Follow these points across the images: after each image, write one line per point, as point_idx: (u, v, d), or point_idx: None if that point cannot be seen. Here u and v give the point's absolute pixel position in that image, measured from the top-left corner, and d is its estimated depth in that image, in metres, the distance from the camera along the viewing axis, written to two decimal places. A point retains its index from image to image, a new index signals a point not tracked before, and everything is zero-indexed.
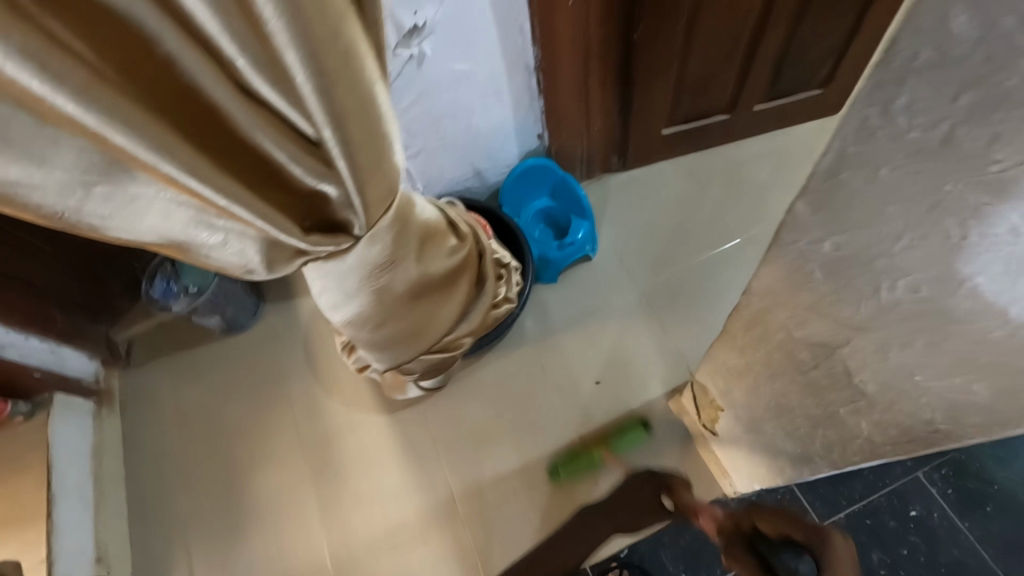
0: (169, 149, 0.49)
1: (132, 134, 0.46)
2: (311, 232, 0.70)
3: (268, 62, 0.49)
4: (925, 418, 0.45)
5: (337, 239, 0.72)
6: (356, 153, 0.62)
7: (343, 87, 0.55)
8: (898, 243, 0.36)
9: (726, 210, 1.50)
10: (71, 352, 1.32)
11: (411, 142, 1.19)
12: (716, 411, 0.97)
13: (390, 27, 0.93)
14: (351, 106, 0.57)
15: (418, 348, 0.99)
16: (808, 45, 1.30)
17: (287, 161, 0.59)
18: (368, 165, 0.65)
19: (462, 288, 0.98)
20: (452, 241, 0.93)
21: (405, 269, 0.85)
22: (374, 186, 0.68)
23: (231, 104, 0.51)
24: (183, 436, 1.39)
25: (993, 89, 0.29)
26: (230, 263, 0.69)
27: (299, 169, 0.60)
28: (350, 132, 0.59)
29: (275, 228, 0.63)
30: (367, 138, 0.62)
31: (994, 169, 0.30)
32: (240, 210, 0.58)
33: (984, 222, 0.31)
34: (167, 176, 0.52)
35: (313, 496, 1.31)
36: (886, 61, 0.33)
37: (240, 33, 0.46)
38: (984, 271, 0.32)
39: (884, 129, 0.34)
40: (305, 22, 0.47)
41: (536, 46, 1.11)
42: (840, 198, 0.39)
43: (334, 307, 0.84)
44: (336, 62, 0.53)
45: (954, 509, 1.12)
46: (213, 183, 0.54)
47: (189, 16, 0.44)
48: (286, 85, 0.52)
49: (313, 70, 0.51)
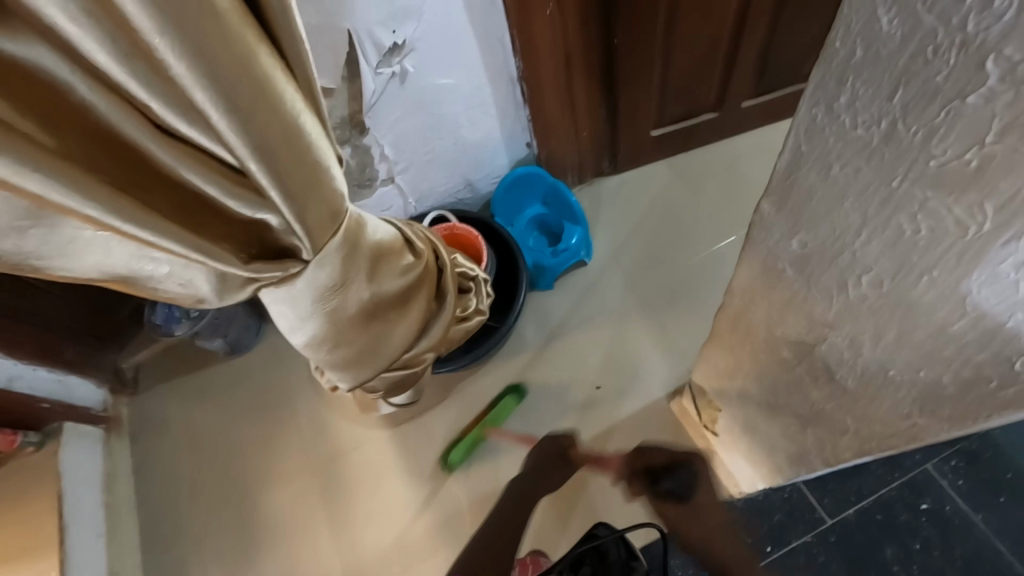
0: (89, 190, 0.49)
1: (48, 176, 0.46)
2: (254, 263, 0.67)
3: (179, 100, 0.49)
4: (905, 413, 0.50)
5: (286, 265, 0.69)
6: (289, 182, 0.59)
7: (266, 117, 0.53)
8: (857, 237, 0.42)
9: (719, 209, 1.49)
10: (78, 381, 1.34)
11: (400, 157, 1.21)
12: (715, 412, 0.97)
13: (369, 46, 0.95)
14: (275, 137, 0.55)
15: (377, 366, 0.92)
16: (791, 40, 1.31)
17: (218, 195, 0.57)
18: (309, 194, 0.63)
19: (420, 303, 0.89)
20: (410, 256, 0.85)
21: (358, 292, 0.79)
22: (315, 211, 0.65)
23: (147, 141, 0.51)
24: (191, 459, 1.40)
25: (924, 85, 0.31)
26: (178, 293, 0.69)
27: (232, 202, 0.58)
28: (278, 161, 0.57)
29: (212, 259, 0.61)
30: (301, 167, 0.60)
31: (933, 164, 0.33)
32: (170, 245, 0.57)
33: (930, 214, 0.35)
34: (89, 219, 0.51)
35: (318, 515, 1.32)
36: (828, 57, 0.36)
37: (143, 73, 0.46)
38: (981, 289, 0.36)
39: (829, 125, 0.39)
40: (208, 59, 0.46)
41: (517, 58, 1.13)
42: (798, 195, 0.45)
43: (290, 330, 0.80)
44: (252, 95, 0.51)
45: (967, 500, 1.10)
46: (138, 220, 0.53)
47: (91, 61, 0.45)
48: (200, 120, 0.51)
49: (226, 106, 0.50)
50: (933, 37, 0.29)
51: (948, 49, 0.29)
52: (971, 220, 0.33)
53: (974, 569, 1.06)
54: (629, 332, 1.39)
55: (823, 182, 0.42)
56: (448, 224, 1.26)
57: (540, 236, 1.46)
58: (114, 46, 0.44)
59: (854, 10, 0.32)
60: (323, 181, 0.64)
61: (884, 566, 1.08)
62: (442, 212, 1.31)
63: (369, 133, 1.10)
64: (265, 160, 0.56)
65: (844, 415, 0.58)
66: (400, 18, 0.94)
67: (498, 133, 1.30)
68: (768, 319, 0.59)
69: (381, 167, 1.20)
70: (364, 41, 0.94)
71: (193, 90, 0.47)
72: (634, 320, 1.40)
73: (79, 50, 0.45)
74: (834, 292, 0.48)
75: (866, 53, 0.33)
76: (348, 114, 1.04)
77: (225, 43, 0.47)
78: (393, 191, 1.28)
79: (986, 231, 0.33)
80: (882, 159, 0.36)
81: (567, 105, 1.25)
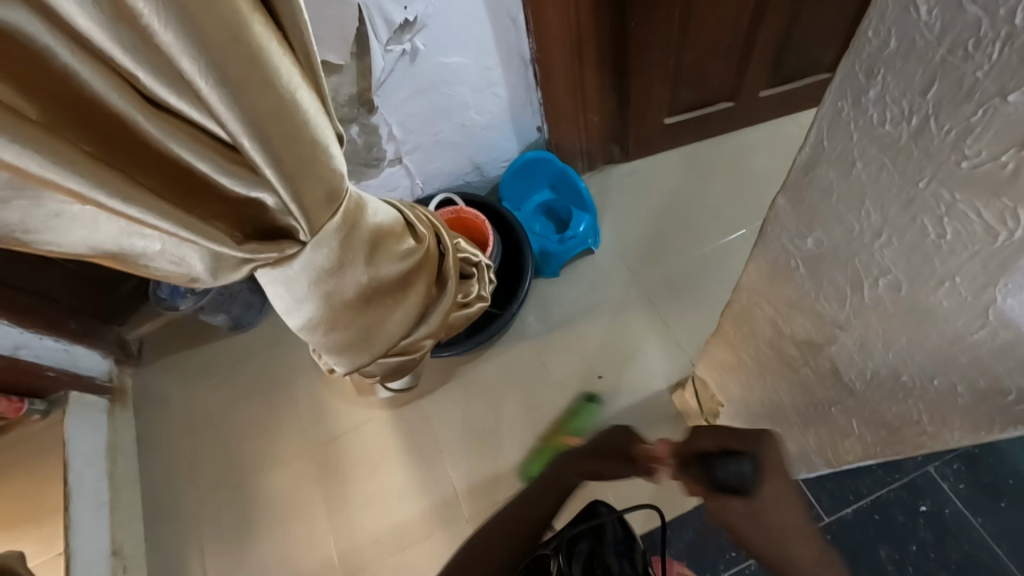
0: (73, 162, 0.48)
1: (30, 147, 0.45)
2: (247, 243, 0.66)
3: (169, 73, 0.48)
4: (913, 421, 0.49)
5: (280, 245, 0.68)
6: (283, 159, 0.58)
7: (258, 89, 0.52)
8: (877, 238, 0.41)
9: (730, 199, 1.47)
10: (84, 351, 1.34)
11: (407, 137, 1.19)
12: (718, 407, 0.97)
13: (379, 22, 0.93)
14: (268, 111, 0.54)
15: (375, 352, 0.91)
16: (813, 28, 1.27)
17: (211, 172, 0.56)
18: (304, 172, 0.62)
19: (420, 287, 0.88)
20: (411, 241, 0.84)
21: (355, 276, 0.78)
22: (311, 188, 0.64)
23: (136, 114, 0.50)
24: (193, 432, 1.42)
25: (961, 81, 0.31)
26: (170, 271, 0.68)
27: (225, 178, 0.57)
28: (272, 138, 0.56)
29: (203, 238, 0.60)
30: (295, 143, 0.58)
31: (965, 165, 0.33)
32: (159, 221, 0.56)
33: (957, 217, 0.35)
34: (74, 194, 0.50)
35: (317, 491, 1.33)
36: (859, 49, 0.35)
37: (130, 42, 0.45)
38: (1014, 297, 0.34)
39: (857, 120, 0.38)
40: (195, 28, 0.45)
41: (531, 37, 1.10)
42: (815, 192, 0.44)
43: (286, 309, 0.78)
44: (246, 67, 0.50)
45: (966, 504, 1.09)
46: (124, 195, 0.52)
47: (77, 29, 0.44)
48: (191, 93, 0.50)
49: (216, 77, 0.48)
50: (976, 29, 0.29)
51: (990, 42, 0.29)
52: (1001, 227, 0.32)
53: (969, 572, 1.05)
54: (632, 323, 1.38)
55: (844, 175, 0.41)
56: (454, 207, 1.25)
57: (548, 222, 1.44)
58: (99, 13, 0.42)
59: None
60: (317, 160, 0.62)
61: (879, 566, 1.07)
62: (449, 194, 1.29)
63: (378, 112, 1.09)
64: (261, 135, 0.55)
65: (849, 419, 0.57)
66: None
67: (508, 115, 1.27)
68: (776, 317, 0.58)
69: (388, 147, 1.18)
70: (375, 17, 0.92)
71: (180, 58, 0.46)
72: (639, 310, 1.39)
73: (63, 16, 0.43)
74: (847, 292, 0.47)
75: (901, 45, 0.33)
76: (356, 91, 1.02)
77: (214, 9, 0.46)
78: (400, 172, 1.27)
79: (1018, 239, 0.32)
80: (908, 157, 0.36)
81: (581, 89, 1.23)
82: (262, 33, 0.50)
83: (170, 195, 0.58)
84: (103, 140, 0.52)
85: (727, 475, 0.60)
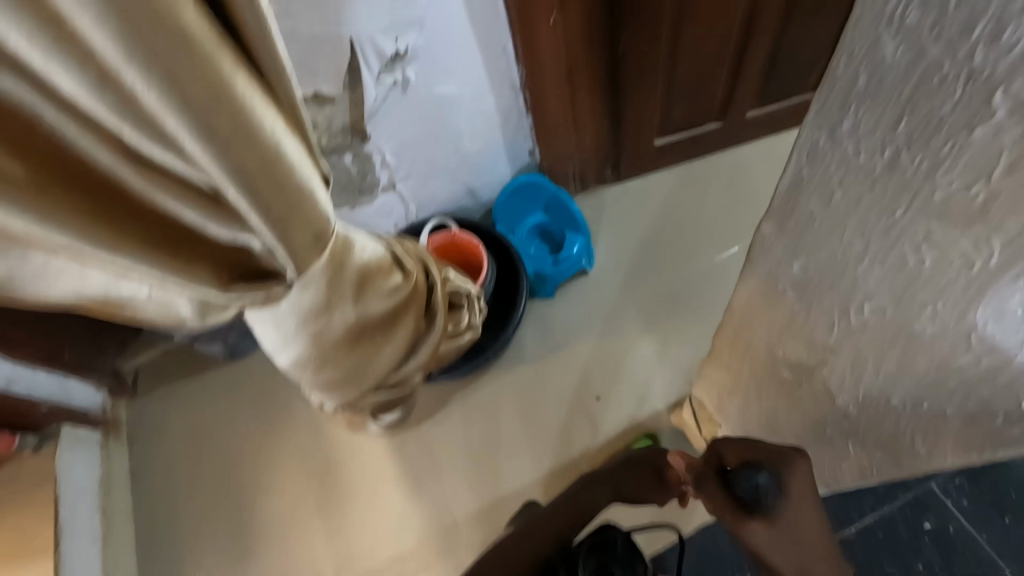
0: (60, 217, 0.51)
1: (21, 206, 0.48)
2: (233, 288, 0.66)
3: (153, 131, 0.49)
4: (908, 441, 0.49)
5: (267, 286, 0.69)
6: (269, 208, 0.58)
7: (244, 144, 0.52)
8: (861, 264, 0.43)
9: (721, 218, 1.48)
10: (77, 383, 1.33)
11: (400, 164, 1.20)
12: (716, 426, 0.97)
13: (371, 55, 0.95)
14: (255, 165, 0.54)
15: (363, 386, 0.92)
16: (796, 51, 1.30)
17: (194, 217, 0.58)
18: (293, 218, 0.61)
19: (408, 325, 0.89)
20: (398, 277, 0.83)
21: (342, 315, 0.79)
22: (300, 232, 0.63)
23: (123, 168, 0.52)
24: (188, 462, 1.40)
25: (928, 115, 0.33)
26: (162, 310, 0.70)
27: (209, 224, 0.59)
28: (257, 188, 0.56)
29: (186, 282, 0.62)
30: (283, 192, 0.58)
31: (939, 196, 0.34)
32: (143, 267, 0.59)
33: (934, 244, 0.36)
34: (62, 242, 0.54)
35: (315, 520, 1.31)
36: (832, 84, 0.37)
37: (114, 105, 0.46)
38: (991, 321, 0.36)
39: (834, 150, 0.40)
40: (179, 91, 0.46)
41: (520, 65, 1.12)
42: (800, 218, 0.46)
43: (274, 349, 0.81)
44: (233, 124, 0.50)
45: (970, 521, 1.08)
46: (106, 244, 0.55)
47: (64, 94, 0.46)
48: (176, 149, 0.51)
49: (200, 132, 0.49)
50: (938, 66, 0.31)
51: (953, 79, 0.30)
52: (977, 255, 0.34)
53: None
54: (628, 346, 1.37)
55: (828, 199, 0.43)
56: (449, 232, 1.27)
57: (542, 244, 1.44)
58: (85, 79, 0.44)
59: (860, 39, 0.34)
60: (308, 207, 0.61)
61: None
62: (443, 219, 1.31)
63: (371, 140, 1.10)
64: (248, 185, 0.55)
65: (845, 439, 0.57)
66: (404, 26, 0.94)
67: (500, 140, 1.29)
68: (768, 338, 0.58)
69: (382, 174, 1.20)
70: (366, 50, 0.93)
71: (163, 118, 0.47)
72: (636, 329, 1.39)
73: (52, 83, 0.45)
74: (835, 316, 0.48)
75: (870, 81, 0.35)
76: (350, 121, 1.04)
77: (199, 70, 0.46)
78: (395, 198, 1.28)
79: (992, 267, 0.34)
80: (886, 188, 0.38)
81: (571, 113, 1.25)
82: (247, 91, 0.50)
83: (157, 246, 0.59)
84: (94, 191, 0.54)
85: (744, 486, 0.58)
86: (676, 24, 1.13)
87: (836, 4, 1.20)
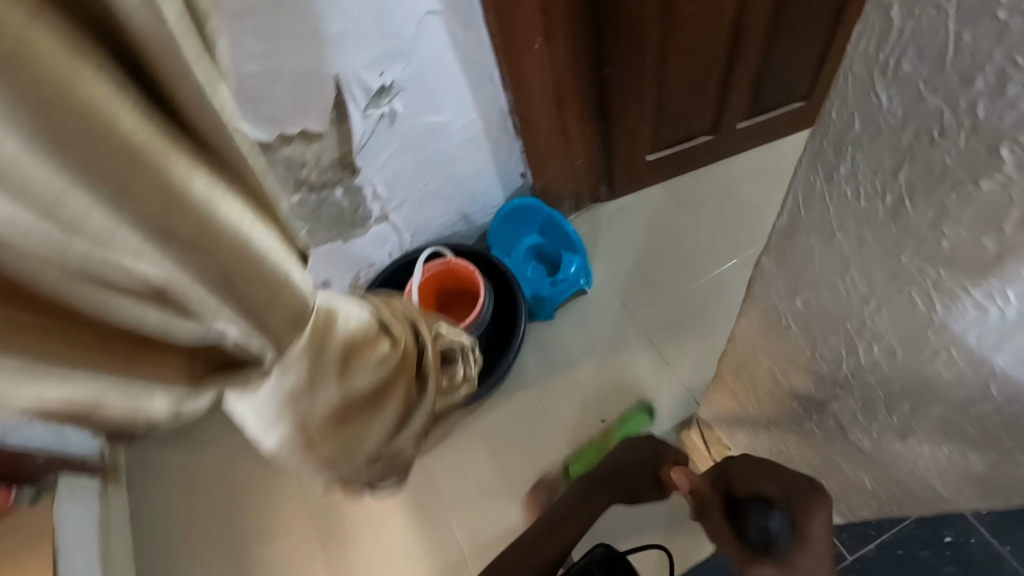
0: None
1: None
2: (211, 380, 0.43)
3: (44, 218, 0.29)
4: None
5: (234, 377, 0.44)
6: (262, 309, 0.40)
7: (208, 232, 0.34)
8: (868, 304, 0.45)
9: (717, 230, 1.48)
10: (76, 433, 1.22)
11: (393, 195, 1.19)
12: (726, 448, 0.95)
13: (356, 89, 0.94)
14: (225, 258, 0.35)
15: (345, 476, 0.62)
16: (784, 61, 1.30)
17: (141, 316, 0.36)
18: (277, 306, 0.40)
19: (397, 404, 0.59)
20: (387, 346, 0.55)
21: (326, 397, 0.50)
22: (283, 325, 0.42)
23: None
24: (190, 506, 1.37)
25: (924, 164, 0.35)
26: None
27: (166, 322, 0.37)
28: (220, 274, 0.36)
29: (133, 399, 0.40)
30: (268, 282, 0.39)
31: (945, 245, 0.36)
32: (85, 394, 0.38)
33: (941, 290, 0.38)
34: None
35: (321, 562, 1.28)
36: (827, 132, 0.42)
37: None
38: (1004, 354, 0.37)
39: (832, 192, 0.43)
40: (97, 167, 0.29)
41: (508, 92, 1.12)
42: (803, 251, 0.49)
43: (257, 437, 0.52)
44: (194, 229, 0.33)
45: (992, 533, 1.05)
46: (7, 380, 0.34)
47: None
48: (84, 237, 0.31)
49: (143, 223, 0.31)
50: (939, 117, 0.33)
51: (954, 131, 0.32)
52: (991, 303, 0.36)
53: None
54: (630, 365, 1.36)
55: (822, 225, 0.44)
56: (443, 259, 1.28)
57: (540, 266, 1.43)
58: None
59: (853, 91, 0.38)
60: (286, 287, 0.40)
61: None
62: (438, 247, 1.30)
63: (361, 173, 1.09)
64: (229, 297, 0.37)
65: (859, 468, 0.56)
66: (390, 59, 0.94)
67: (491, 165, 1.29)
68: None
69: (374, 206, 1.19)
70: (352, 84, 0.93)
71: (98, 250, 0.32)
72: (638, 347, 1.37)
73: None
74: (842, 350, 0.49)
75: (866, 129, 0.38)
76: (339, 155, 1.03)
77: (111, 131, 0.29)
78: (388, 228, 1.27)
79: (1010, 314, 0.35)
80: (888, 233, 0.40)
81: (562, 134, 1.25)
82: (200, 177, 0.34)
83: (70, 366, 0.36)
84: (42, 322, 0.34)
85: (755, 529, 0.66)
86: (662, 42, 1.14)
87: (821, 14, 1.21)
